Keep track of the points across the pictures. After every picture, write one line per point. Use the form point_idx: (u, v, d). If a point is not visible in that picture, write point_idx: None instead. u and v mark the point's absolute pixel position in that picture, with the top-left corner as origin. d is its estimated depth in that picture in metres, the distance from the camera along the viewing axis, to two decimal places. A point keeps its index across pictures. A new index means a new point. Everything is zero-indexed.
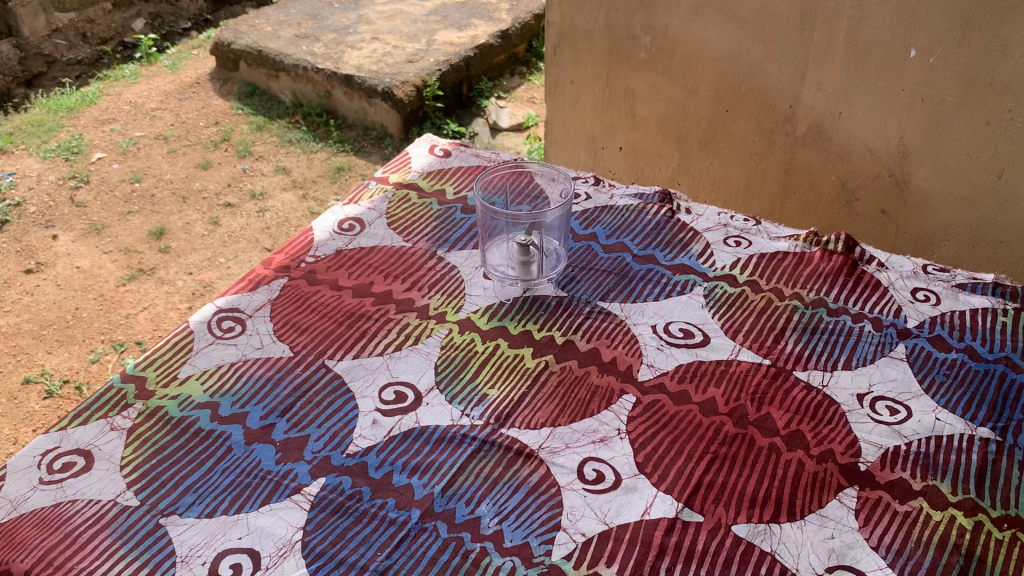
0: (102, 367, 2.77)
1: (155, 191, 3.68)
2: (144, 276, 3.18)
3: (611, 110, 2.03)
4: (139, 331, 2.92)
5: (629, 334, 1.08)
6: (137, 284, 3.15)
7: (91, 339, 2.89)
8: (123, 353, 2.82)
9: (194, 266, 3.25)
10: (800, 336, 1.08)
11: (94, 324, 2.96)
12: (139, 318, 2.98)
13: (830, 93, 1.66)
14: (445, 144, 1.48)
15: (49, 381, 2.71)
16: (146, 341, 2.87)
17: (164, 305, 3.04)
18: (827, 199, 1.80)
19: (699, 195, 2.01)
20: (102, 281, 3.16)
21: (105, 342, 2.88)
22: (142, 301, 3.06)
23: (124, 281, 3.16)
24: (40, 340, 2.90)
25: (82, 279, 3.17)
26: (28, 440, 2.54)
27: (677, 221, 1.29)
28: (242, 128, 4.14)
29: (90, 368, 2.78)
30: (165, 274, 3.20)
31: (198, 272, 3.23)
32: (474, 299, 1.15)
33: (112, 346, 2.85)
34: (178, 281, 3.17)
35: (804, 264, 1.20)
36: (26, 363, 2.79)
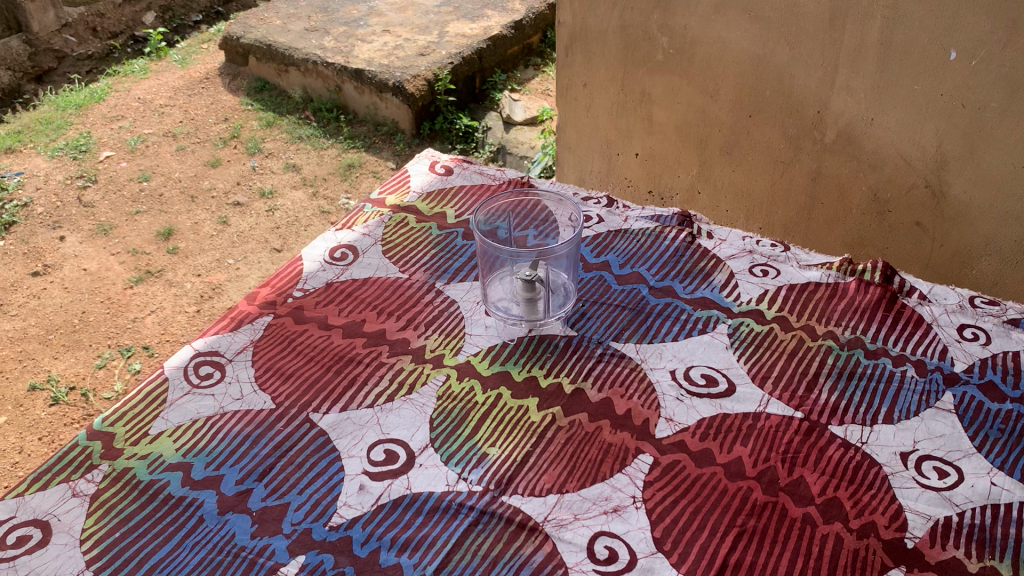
0: (108, 373, 2.70)
1: (163, 190, 3.60)
2: (152, 278, 3.10)
3: (626, 114, 1.91)
4: (146, 335, 2.85)
5: (646, 381, 0.98)
6: (144, 286, 3.07)
7: (97, 344, 2.81)
8: (131, 358, 2.75)
9: (202, 268, 3.17)
10: (835, 383, 0.97)
11: (101, 328, 2.88)
12: (146, 321, 2.91)
13: (862, 98, 1.54)
14: (446, 161, 1.38)
15: (55, 387, 2.64)
16: (154, 346, 2.80)
17: (172, 308, 2.97)
18: (858, 211, 1.68)
19: (721, 205, 1.89)
20: (110, 283, 3.09)
21: (112, 346, 2.81)
22: (150, 304, 2.99)
23: (131, 283, 3.08)
24: (47, 345, 2.82)
25: (89, 282, 3.09)
26: (34, 449, 2.47)
27: (697, 247, 1.18)
28: (251, 124, 4.05)
29: (96, 373, 2.70)
30: (174, 275, 3.12)
31: (206, 274, 3.15)
32: (475, 338, 1.05)
33: (119, 351, 2.78)
34: (187, 283, 3.09)
35: (838, 297, 1.09)
36: (32, 369, 2.72)
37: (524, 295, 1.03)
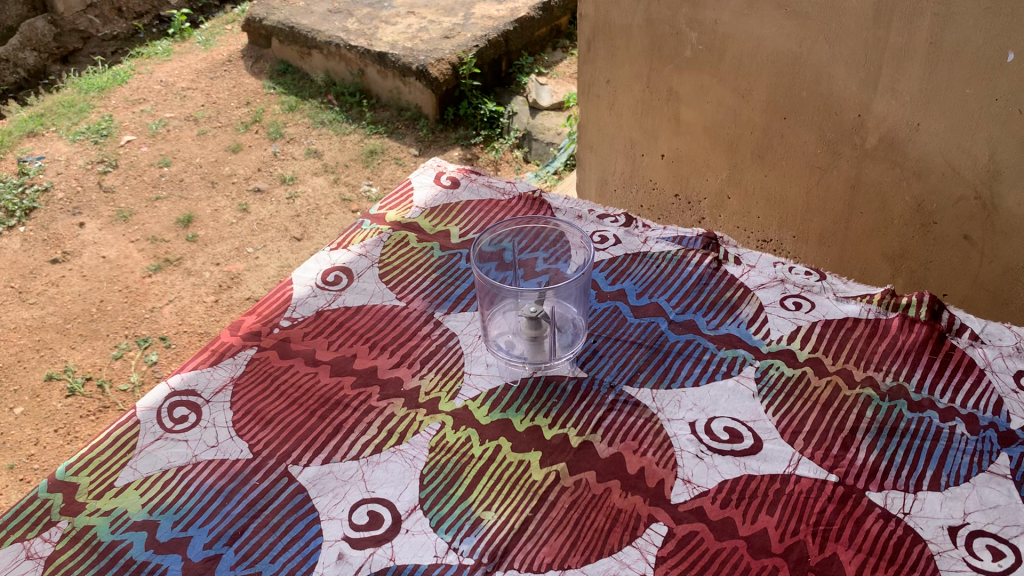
0: (125, 364, 2.64)
1: (184, 176, 3.53)
2: (171, 266, 3.04)
3: (651, 113, 1.79)
4: (163, 326, 2.78)
5: (661, 435, 0.88)
6: (163, 275, 3.00)
7: (115, 334, 2.74)
8: (147, 349, 2.69)
9: (222, 256, 3.10)
10: (875, 441, 0.87)
11: (119, 317, 2.81)
12: (164, 311, 2.84)
13: (907, 102, 1.42)
14: (452, 171, 1.29)
15: (72, 378, 2.59)
16: (171, 337, 2.73)
17: (190, 298, 2.90)
18: (901, 221, 1.56)
19: (752, 211, 1.77)
20: (128, 272, 3.02)
21: (129, 336, 2.74)
22: (168, 293, 2.91)
23: (149, 272, 3.01)
24: (64, 334, 2.77)
25: (107, 270, 3.03)
26: (49, 442, 2.43)
27: (723, 275, 1.07)
28: (273, 108, 3.96)
29: (113, 364, 2.64)
30: (192, 264, 3.05)
31: (225, 263, 3.07)
32: (474, 379, 0.95)
33: (136, 341, 2.71)
34: (205, 272, 3.02)
35: (879, 336, 0.98)
36: (49, 359, 2.67)
37: (528, 333, 0.94)
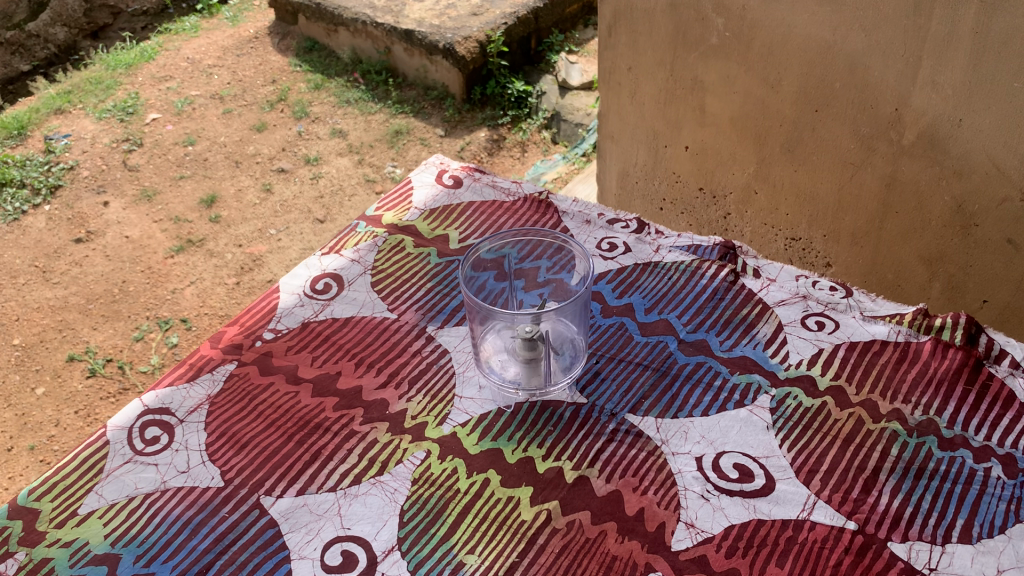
0: (146, 346, 2.60)
1: (208, 155, 3.45)
2: (193, 247, 2.97)
3: (675, 103, 1.69)
4: (185, 308, 2.73)
5: (665, 471, 0.81)
6: (185, 256, 2.94)
7: (136, 315, 2.70)
8: (168, 331, 2.64)
9: (244, 238, 3.02)
10: (900, 484, 0.79)
11: (141, 299, 2.76)
12: (185, 293, 2.78)
13: (950, 95, 1.31)
14: (455, 170, 1.22)
15: (93, 359, 2.55)
16: (193, 319, 2.69)
17: (211, 280, 2.84)
18: (939, 223, 1.46)
19: (780, 208, 1.67)
20: (151, 252, 2.96)
21: (150, 318, 2.69)
22: (190, 274, 2.86)
23: (172, 252, 2.95)
24: (86, 314, 2.72)
25: (130, 250, 2.97)
26: (70, 423, 2.40)
27: (740, 289, 0.99)
28: (299, 87, 3.86)
29: (134, 346, 2.60)
30: (215, 245, 2.98)
31: (247, 244, 3.00)
32: (465, 403, 0.88)
33: (156, 323, 2.67)
34: (228, 254, 2.95)
35: (908, 363, 0.90)
36: (71, 339, 2.63)
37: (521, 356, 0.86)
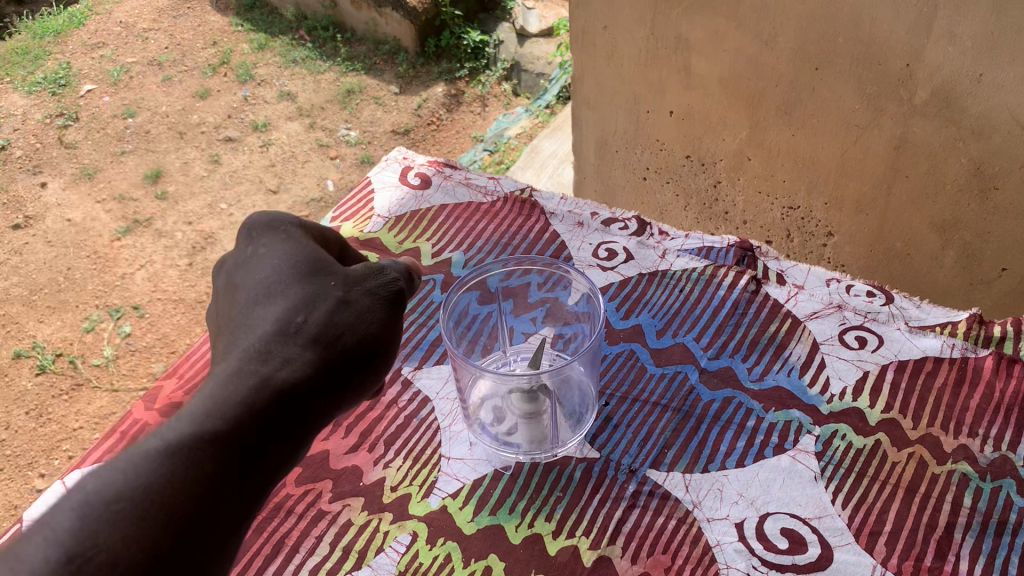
0: (97, 338, 2.27)
1: (150, 126, 3.04)
2: (142, 227, 2.58)
3: (658, 64, 1.53)
4: (136, 293, 2.39)
5: (701, 544, 0.67)
6: (134, 238, 2.56)
7: (83, 305, 2.36)
8: (120, 320, 2.31)
9: (194, 215, 2.64)
10: (979, 545, 0.66)
11: (89, 286, 2.41)
12: (136, 278, 2.42)
13: (969, 48, 1.14)
14: (421, 167, 1.08)
15: (41, 355, 2.23)
16: (145, 305, 2.35)
17: (163, 262, 2.47)
18: (954, 187, 1.29)
19: (776, 174, 1.52)
20: (95, 235, 2.58)
21: (100, 306, 2.36)
22: (139, 257, 2.49)
23: (118, 234, 2.56)
24: (31, 307, 2.38)
25: (73, 234, 2.59)
26: (21, 425, 2.10)
27: (763, 301, 0.87)
28: (241, 48, 3.48)
29: (85, 339, 2.28)
30: (164, 225, 2.60)
31: (197, 221, 2.62)
32: (454, 466, 0.74)
33: (108, 312, 2.34)
34: (178, 233, 2.57)
35: (969, 385, 0.77)
36: (15, 335, 2.30)
37: (521, 411, 0.71)
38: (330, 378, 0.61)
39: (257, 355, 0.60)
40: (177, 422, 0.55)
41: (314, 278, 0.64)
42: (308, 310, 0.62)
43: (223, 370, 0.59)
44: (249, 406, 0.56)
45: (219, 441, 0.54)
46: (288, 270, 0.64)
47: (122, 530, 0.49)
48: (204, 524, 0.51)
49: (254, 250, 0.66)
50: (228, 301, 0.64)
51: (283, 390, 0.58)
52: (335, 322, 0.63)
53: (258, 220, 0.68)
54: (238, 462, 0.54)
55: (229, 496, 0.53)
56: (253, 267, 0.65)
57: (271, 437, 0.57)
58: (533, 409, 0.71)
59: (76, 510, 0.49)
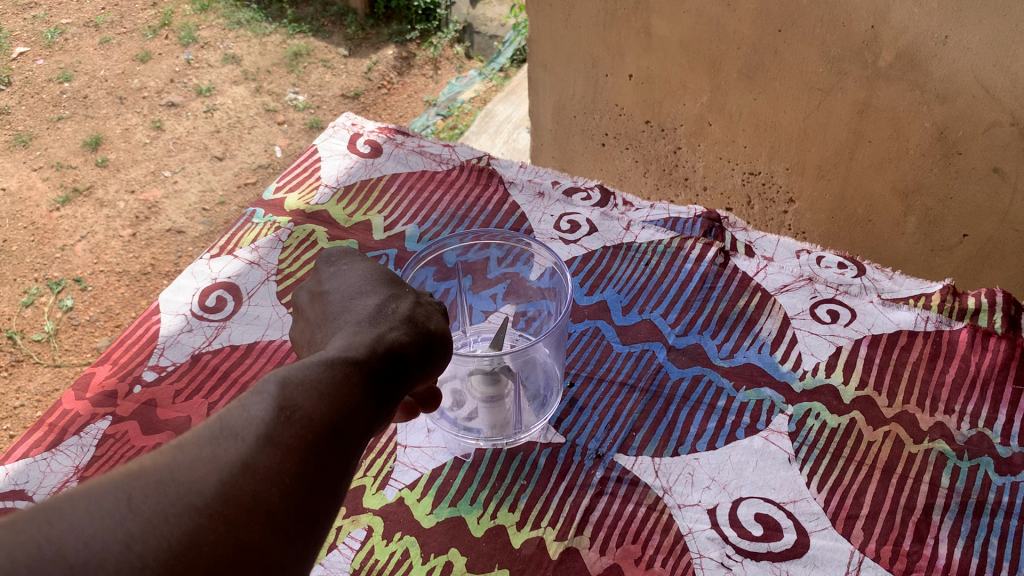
0: (37, 313, 2.17)
1: (88, 91, 2.89)
2: (81, 197, 2.47)
3: (617, 25, 1.48)
4: (78, 266, 2.28)
5: (672, 533, 0.63)
6: (73, 208, 2.44)
7: (22, 277, 2.24)
8: (61, 293, 2.21)
9: (136, 182, 2.53)
10: (958, 526, 0.63)
11: (26, 259, 2.30)
12: (77, 250, 2.32)
13: (935, 9, 1.10)
14: (371, 133, 1.02)
15: None
16: (88, 278, 2.25)
17: (105, 232, 2.36)
18: (917, 151, 1.25)
19: (737, 140, 1.48)
20: (31, 206, 2.45)
21: (39, 280, 2.25)
22: (80, 228, 2.38)
23: (56, 205, 2.45)
24: None
25: (7, 204, 2.45)
26: None
27: (732, 274, 0.84)
28: (183, 9, 3.32)
29: (23, 313, 2.17)
30: (105, 194, 2.48)
31: (140, 190, 2.51)
32: (412, 455, 0.71)
33: (47, 286, 2.23)
34: (120, 202, 2.46)
35: (943, 359, 0.74)
36: None
37: (483, 395, 0.67)
38: (435, 345, 0.57)
39: (368, 320, 0.57)
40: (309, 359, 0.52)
41: (400, 281, 0.62)
42: (402, 296, 0.60)
43: (337, 336, 0.56)
44: (373, 348, 0.53)
45: (358, 365, 0.52)
46: (375, 277, 0.62)
47: (310, 401, 0.48)
48: (348, 431, 0.48)
49: (337, 265, 0.64)
50: (318, 305, 0.61)
51: (396, 341, 0.55)
52: (428, 304, 0.60)
53: (335, 246, 0.66)
54: (370, 388, 0.51)
55: (367, 413, 0.50)
56: (338, 275, 0.63)
57: (393, 380, 0.53)
58: (496, 394, 0.67)
59: (272, 381, 0.48)
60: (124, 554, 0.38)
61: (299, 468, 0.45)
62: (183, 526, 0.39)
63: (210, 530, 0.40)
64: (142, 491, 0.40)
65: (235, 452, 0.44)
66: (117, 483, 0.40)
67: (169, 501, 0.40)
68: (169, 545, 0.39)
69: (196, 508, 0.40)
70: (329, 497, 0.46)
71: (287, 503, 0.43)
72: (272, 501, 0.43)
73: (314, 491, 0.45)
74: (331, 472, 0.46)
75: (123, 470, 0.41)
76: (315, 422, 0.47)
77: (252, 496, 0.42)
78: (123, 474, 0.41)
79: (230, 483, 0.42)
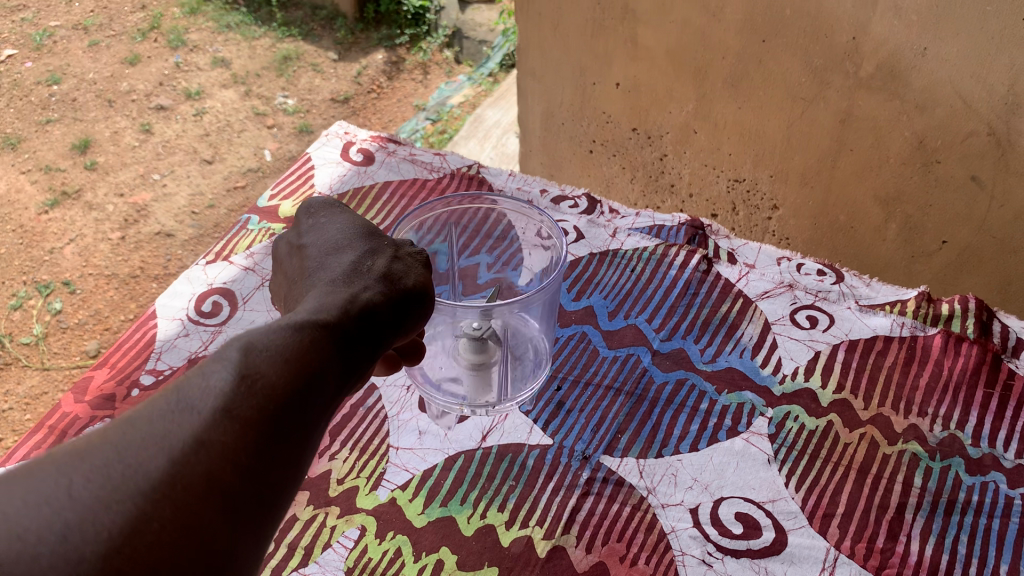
0: (25, 315, 2.17)
1: (76, 94, 2.89)
2: (69, 200, 2.47)
3: (605, 34, 1.50)
4: (66, 268, 2.29)
5: (656, 531, 0.66)
6: (62, 211, 2.45)
7: (10, 280, 2.25)
8: (50, 296, 2.22)
9: (125, 185, 2.54)
10: (930, 524, 0.65)
11: (14, 262, 2.30)
12: (66, 253, 2.32)
13: (915, 21, 1.13)
14: (364, 142, 1.05)
15: None
16: (77, 281, 2.26)
17: (93, 235, 2.37)
18: (897, 160, 1.28)
19: (722, 147, 1.51)
20: (20, 208, 2.45)
21: (28, 283, 2.25)
22: (68, 231, 2.39)
23: (45, 208, 2.45)
24: None
25: None
26: None
27: (715, 281, 0.87)
28: (172, 12, 3.32)
29: (11, 316, 2.17)
30: (94, 197, 2.49)
31: (129, 193, 2.52)
32: (403, 456, 0.73)
33: (36, 288, 2.23)
34: (109, 205, 2.46)
35: (918, 364, 0.77)
36: None
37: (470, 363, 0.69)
38: (411, 302, 0.59)
39: (343, 277, 0.58)
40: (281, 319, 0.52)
41: (378, 233, 0.63)
42: (379, 250, 0.61)
43: (311, 294, 0.57)
44: (345, 308, 0.54)
45: (328, 328, 0.52)
46: (352, 232, 0.63)
47: (273, 368, 0.47)
48: (313, 397, 0.48)
49: (317, 218, 0.65)
50: (297, 259, 0.63)
51: (370, 301, 0.56)
52: (406, 257, 0.61)
53: (316, 197, 0.67)
54: (340, 348, 0.51)
55: (334, 378, 0.50)
56: (317, 228, 0.64)
57: (364, 341, 0.53)
58: (482, 361, 0.69)
59: (234, 348, 0.47)
60: (58, 547, 0.36)
61: (258, 441, 0.43)
62: (125, 514, 0.38)
63: (154, 516, 0.38)
64: (84, 475, 0.39)
65: (191, 426, 0.42)
66: (59, 467, 0.39)
67: (110, 486, 0.39)
68: (108, 535, 0.37)
69: (140, 493, 0.39)
70: (290, 467, 0.45)
71: (243, 482, 0.42)
72: (227, 480, 0.41)
73: (273, 465, 0.44)
74: (293, 444, 0.45)
75: (69, 451, 0.40)
76: (277, 391, 0.46)
77: (204, 477, 0.41)
78: (68, 456, 0.40)
79: (181, 463, 0.40)
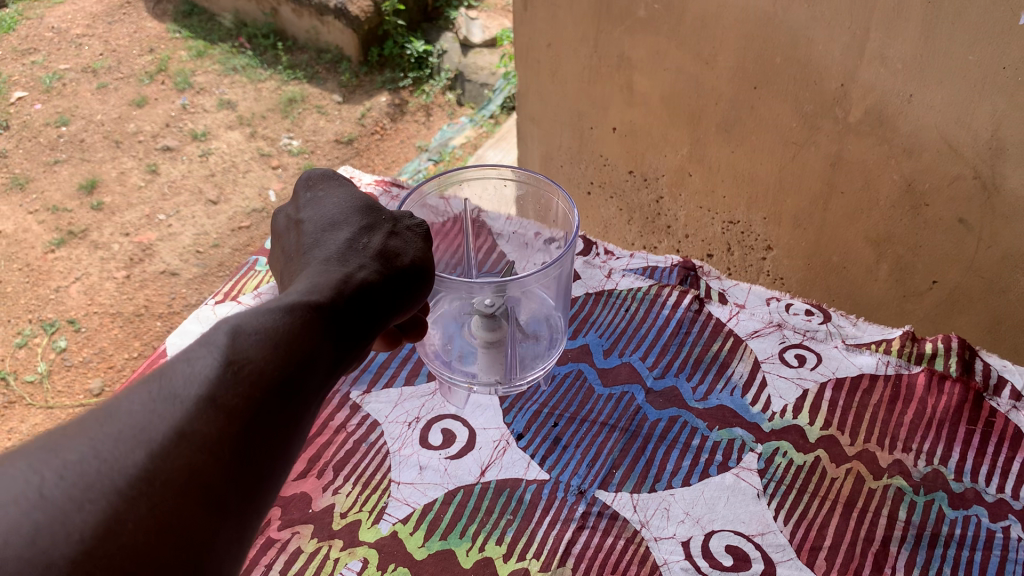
0: (30, 354, 2.20)
1: (84, 135, 2.95)
2: (76, 240, 2.52)
3: (602, 81, 1.54)
4: (71, 307, 2.32)
5: (649, 564, 0.68)
6: (68, 250, 2.49)
7: (16, 319, 2.28)
8: (55, 334, 2.25)
9: (131, 225, 2.58)
10: (914, 557, 0.68)
11: (20, 300, 2.34)
12: (71, 292, 2.36)
13: (900, 70, 1.17)
14: (368, 186, 1.09)
15: None
16: (82, 319, 2.29)
17: (99, 274, 2.41)
18: (887, 203, 1.32)
19: (716, 190, 1.55)
20: (27, 248, 2.50)
21: (33, 321, 2.29)
22: (74, 270, 2.43)
23: (52, 247, 2.49)
24: None
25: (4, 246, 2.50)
26: None
27: (706, 320, 0.90)
28: (180, 55, 3.39)
29: (16, 354, 2.20)
30: (100, 236, 2.53)
31: (135, 233, 2.56)
32: (404, 490, 0.75)
33: (41, 326, 2.27)
34: (115, 245, 2.51)
35: (902, 401, 0.80)
36: None
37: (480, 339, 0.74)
38: (408, 277, 0.63)
39: (339, 254, 0.61)
40: (277, 298, 0.55)
41: (377, 207, 0.67)
42: (376, 226, 0.64)
43: (306, 271, 0.60)
44: (339, 288, 0.57)
45: (320, 308, 0.55)
46: (348, 207, 0.66)
47: (261, 353, 0.49)
48: (304, 379, 0.50)
49: (315, 191, 0.68)
50: (296, 231, 0.66)
51: (365, 280, 0.59)
52: (403, 232, 0.65)
53: (316, 170, 0.70)
54: (331, 327, 0.54)
55: (325, 357, 0.53)
56: (315, 203, 0.67)
57: (357, 318, 0.57)
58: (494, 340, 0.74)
59: (223, 333, 0.50)
60: (26, 551, 0.37)
61: (242, 430, 0.46)
62: (97, 515, 0.39)
63: (128, 517, 0.40)
64: (56, 473, 0.40)
65: (173, 415, 0.44)
66: (29, 465, 0.41)
67: (85, 483, 0.40)
68: (81, 536, 0.38)
69: (116, 491, 0.40)
70: (276, 448, 0.47)
71: (225, 480, 0.44)
72: (208, 472, 0.43)
73: (257, 451, 0.46)
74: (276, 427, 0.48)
75: (43, 449, 0.42)
76: (264, 377, 0.48)
77: (185, 471, 0.42)
78: (42, 451, 0.42)
79: (159, 458, 0.42)
